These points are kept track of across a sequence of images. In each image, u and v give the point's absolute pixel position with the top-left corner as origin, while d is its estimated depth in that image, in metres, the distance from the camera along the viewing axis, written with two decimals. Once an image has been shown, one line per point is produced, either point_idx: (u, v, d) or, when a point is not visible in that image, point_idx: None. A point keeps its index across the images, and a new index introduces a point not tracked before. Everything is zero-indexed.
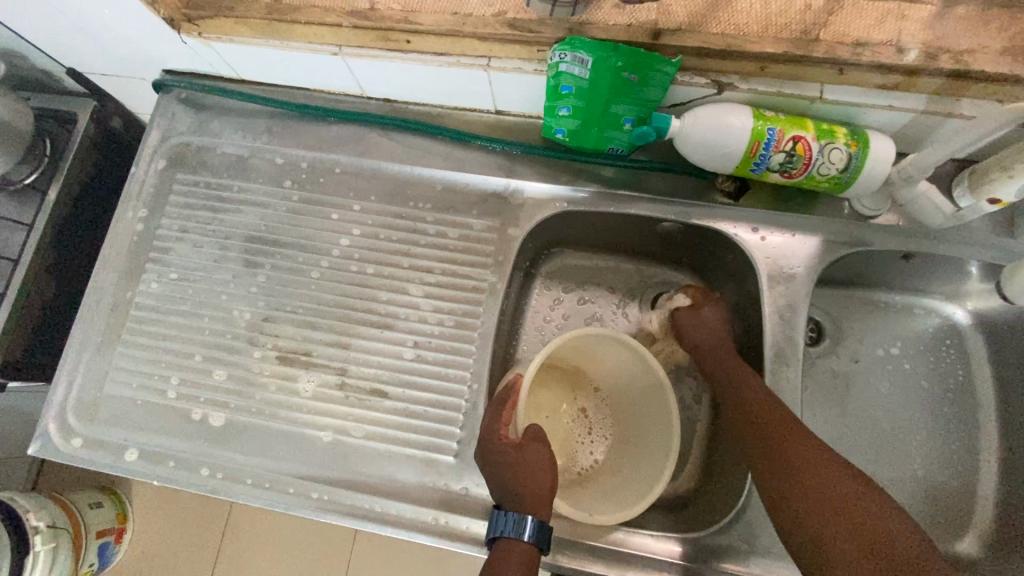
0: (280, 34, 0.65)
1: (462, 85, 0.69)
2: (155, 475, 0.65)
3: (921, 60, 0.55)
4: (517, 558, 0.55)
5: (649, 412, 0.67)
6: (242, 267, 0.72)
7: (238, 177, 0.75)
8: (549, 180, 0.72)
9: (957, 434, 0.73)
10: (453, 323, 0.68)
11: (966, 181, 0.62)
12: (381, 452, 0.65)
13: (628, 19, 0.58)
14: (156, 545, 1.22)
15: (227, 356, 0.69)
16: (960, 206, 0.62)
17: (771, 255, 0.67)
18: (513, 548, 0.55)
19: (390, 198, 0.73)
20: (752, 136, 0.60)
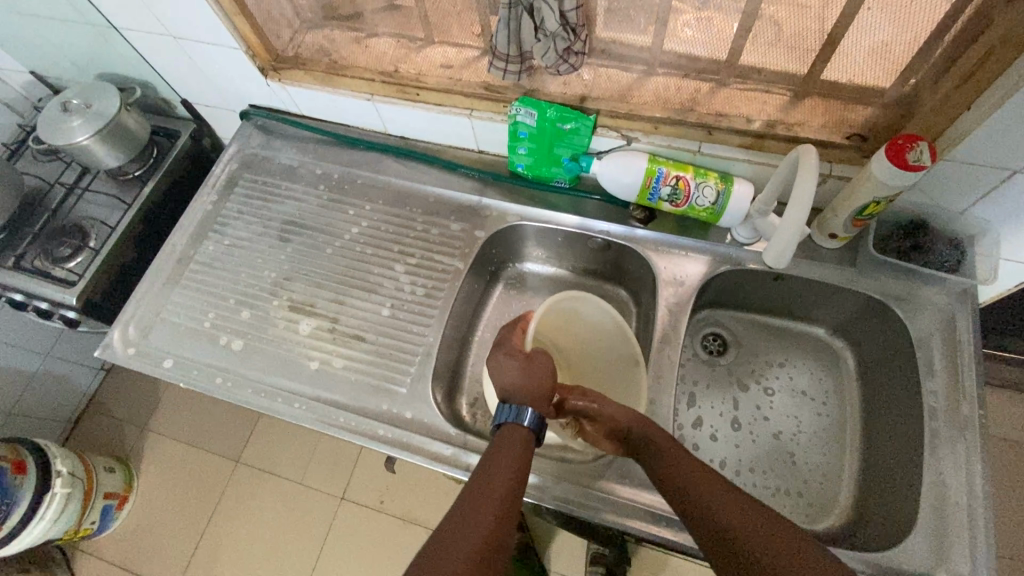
0: (334, 83, 0.95)
1: (453, 128, 0.96)
2: (183, 378, 0.86)
3: (762, 129, 0.78)
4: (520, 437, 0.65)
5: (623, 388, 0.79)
6: (277, 240, 0.97)
7: (287, 180, 1.03)
8: (510, 200, 0.96)
9: (829, 435, 0.86)
10: (424, 293, 0.90)
11: (816, 221, 0.83)
12: (352, 381, 0.84)
13: (565, 89, 0.85)
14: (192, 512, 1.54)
15: (253, 300, 0.92)
16: (814, 239, 0.84)
17: (670, 267, 0.88)
18: (515, 431, 0.65)
19: (392, 203, 0.98)
20: (646, 173, 0.84)
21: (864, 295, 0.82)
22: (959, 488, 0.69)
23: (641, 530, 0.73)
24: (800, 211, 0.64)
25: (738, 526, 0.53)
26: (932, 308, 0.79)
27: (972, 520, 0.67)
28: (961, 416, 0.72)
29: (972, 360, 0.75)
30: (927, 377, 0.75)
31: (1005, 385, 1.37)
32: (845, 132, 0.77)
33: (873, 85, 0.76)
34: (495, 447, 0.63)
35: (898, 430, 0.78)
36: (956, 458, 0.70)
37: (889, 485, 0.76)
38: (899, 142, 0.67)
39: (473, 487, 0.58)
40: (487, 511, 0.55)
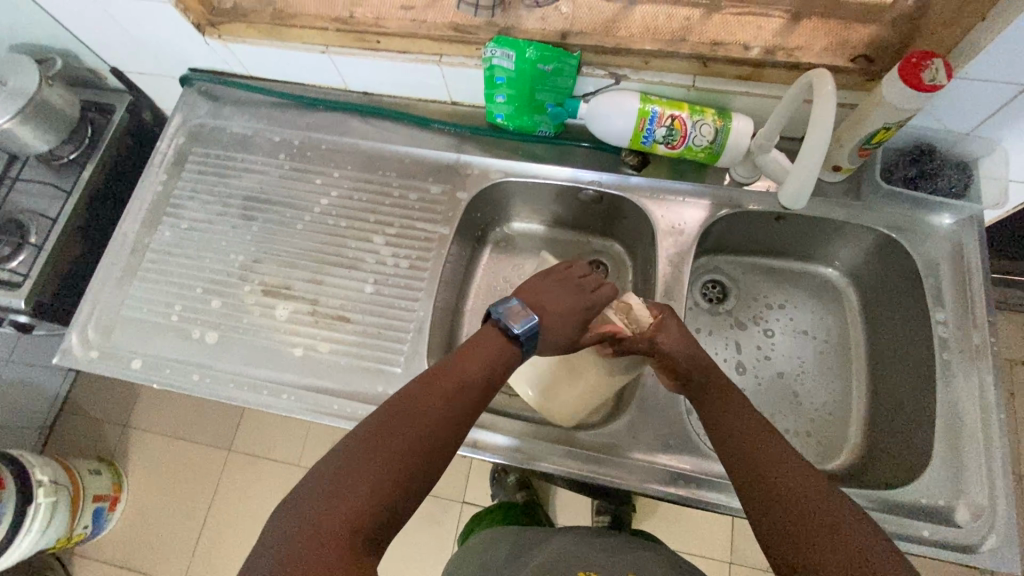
0: (282, 36, 0.84)
1: (422, 79, 0.87)
2: (155, 379, 0.79)
3: (761, 56, 0.72)
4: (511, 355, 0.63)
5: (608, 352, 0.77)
6: (239, 219, 0.88)
7: (243, 151, 0.93)
8: (491, 155, 0.89)
9: (835, 373, 0.85)
10: (408, 264, 0.83)
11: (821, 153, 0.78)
12: (342, 365, 0.78)
13: (543, 25, 0.76)
14: (190, 506, 1.50)
15: (222, 287, 0.84)
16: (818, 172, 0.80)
17: (667, 216, 0.83)
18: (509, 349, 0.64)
19: (363, 168, 0.90)
20: (638, 115, 0.77)
21: (868, 227, 0.79)
22: (973, 419, 0.68)
23: (656, 489, 0.71)
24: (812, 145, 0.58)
25: (792, 491, 0.53)
26: (937, 235, 0.77)
27: (985, 449, 0.67)
28: (971, 346, 0.71)
29: (980, 287, 0.73)
30: (935, 308, 0.73)
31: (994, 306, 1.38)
32: (850, 52, 0.71)
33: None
34: (471, 348, 0.62)
35: (906, 364, 0.77)
36: (968, 389, 0.70)
37: (898, 420, 0.76)
38: (914, 60, 0.62)
39: (427, 384, 0.58)
40: (435, 411, 0.56)
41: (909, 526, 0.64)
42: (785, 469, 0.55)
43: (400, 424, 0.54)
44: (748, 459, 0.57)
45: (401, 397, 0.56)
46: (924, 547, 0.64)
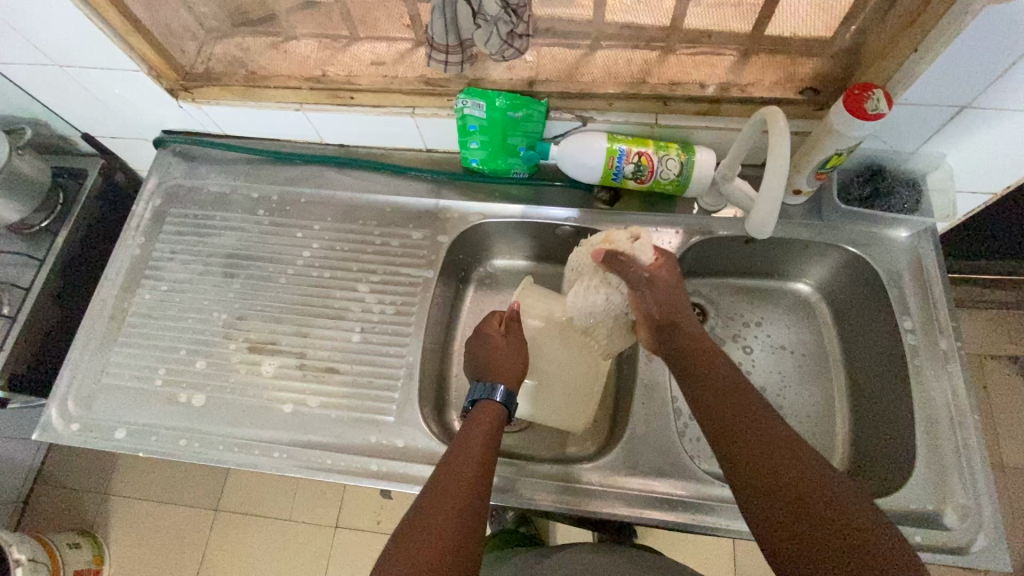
0: (256, 96, 0.86)
1: (397, 130, 0.89)
2: (141, 447, 0.78)
3: (717, 93, 0.77)
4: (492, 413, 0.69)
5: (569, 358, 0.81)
6: (221, 277, 0.88)
7: (221, 209, 0.94)
8: (469, 198, 0.91)
9: (817, 385, 0.87)
10: (394, 310, 0.84)
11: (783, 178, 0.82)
12: (333, 417, 0.78)
13: (510, 75, 0.80)
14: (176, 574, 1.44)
15: (207, 348, 0.84)
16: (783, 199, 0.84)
17: None
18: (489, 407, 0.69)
19: (343, 219, 0.91)
20: (607, 153, 0.81)
21: (831, 244, 0.83)
22: (950, 422, 0.71)
23: (656, 517, 0.71)
24: (773, 171, 0.61)
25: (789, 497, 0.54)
26: (896, 247, 0.81)
27: (965, 450, 0.70)
28: (940, 351, 0.75)
29: (942, 294, 0.78)
30: (902, 317, 0.77)
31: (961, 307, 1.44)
32: (798, 85, 0.76)
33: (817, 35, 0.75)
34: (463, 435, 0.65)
35: (882, 372, 0.80)
36: (943, 393, 0.73)
37: (880, 428, 0.78)
38: (855, 93, 0.66)
39: (439, 481, 0.60)
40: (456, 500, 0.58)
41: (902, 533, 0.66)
42: (788, 464, 0.56)
43: (426, 533, 0.55)
44: (749, 453, 0.57)
45: (419, 507, 0.58)
46: (919, 553, 0.65)
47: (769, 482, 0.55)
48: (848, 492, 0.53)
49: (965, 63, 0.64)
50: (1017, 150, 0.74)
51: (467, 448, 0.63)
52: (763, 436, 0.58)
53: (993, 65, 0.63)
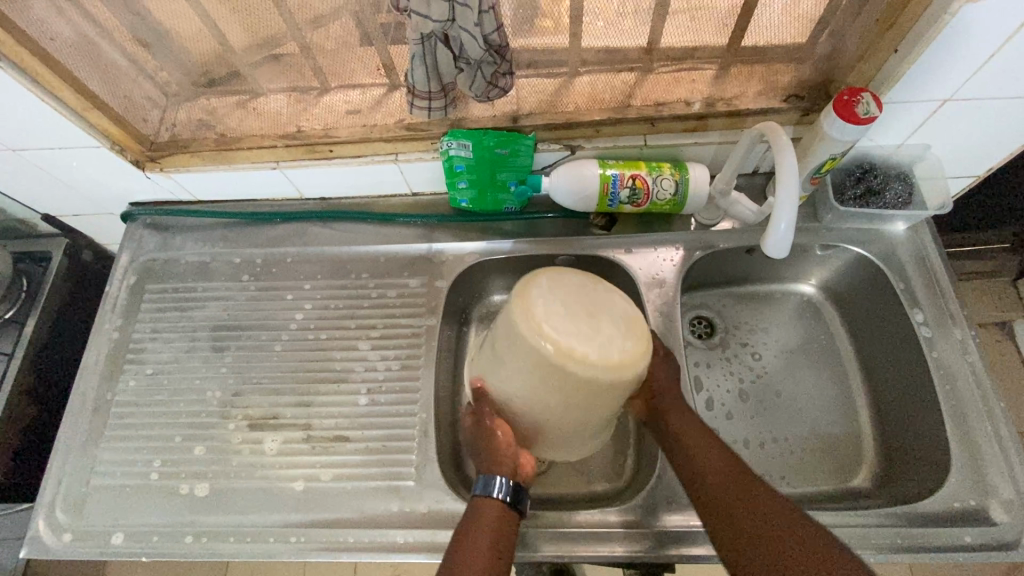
0: (229, 160, 0.82)
1: (381, 177, 0.87)
2: (142, 551, 0.71)
3: (703, 109, 0.76)
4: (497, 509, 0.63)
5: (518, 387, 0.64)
6: (210, 352, 0.83)
7: (202, 280, 0.89)
8: (462, 239, 0.88)
9: (834, 384, 0.86)
10: (399, 366, 0.80)
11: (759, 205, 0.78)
12: (349, 489, 0.73)
13: (493, 112, 0.79)
14: None
15: (205, 431, 0.78)
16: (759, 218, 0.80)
17: (645, 267, 0.85)
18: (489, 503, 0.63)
19: (334, 275, 0.87)
20: (600, 180, 0.79)
21: (832, 243, 0.82)
22: (978, 412, 0.71)
23: (703, 553, 0.68)
24: (785, 182, 0.60)
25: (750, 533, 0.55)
26: (895, 240, 0.81)
27: (998, 439, 0.69)
28: (955, 339, 0.75)
29: (947, 283, 0.78)
30: (913, 310, 0.77)
31: None
32: (781, 94, 0.76)
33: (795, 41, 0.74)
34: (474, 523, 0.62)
35: (901, 367, 0.79)
36: (966, 381, 0.73)
37: (908, 425, 0.77)
38: (845, 98, 0.65)
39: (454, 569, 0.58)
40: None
41: (954, 535, 0.64)
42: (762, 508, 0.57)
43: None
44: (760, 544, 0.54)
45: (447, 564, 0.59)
46: (973, 554, 0.64)
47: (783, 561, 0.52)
48: (815, 544, 0.53)
49: (951, 55, 0.64)
50: (1012, 127, 0.73)
51: (483, 517, 0.62)
52: (774, 523, 0.55)
53: (978, 53, 0.63)
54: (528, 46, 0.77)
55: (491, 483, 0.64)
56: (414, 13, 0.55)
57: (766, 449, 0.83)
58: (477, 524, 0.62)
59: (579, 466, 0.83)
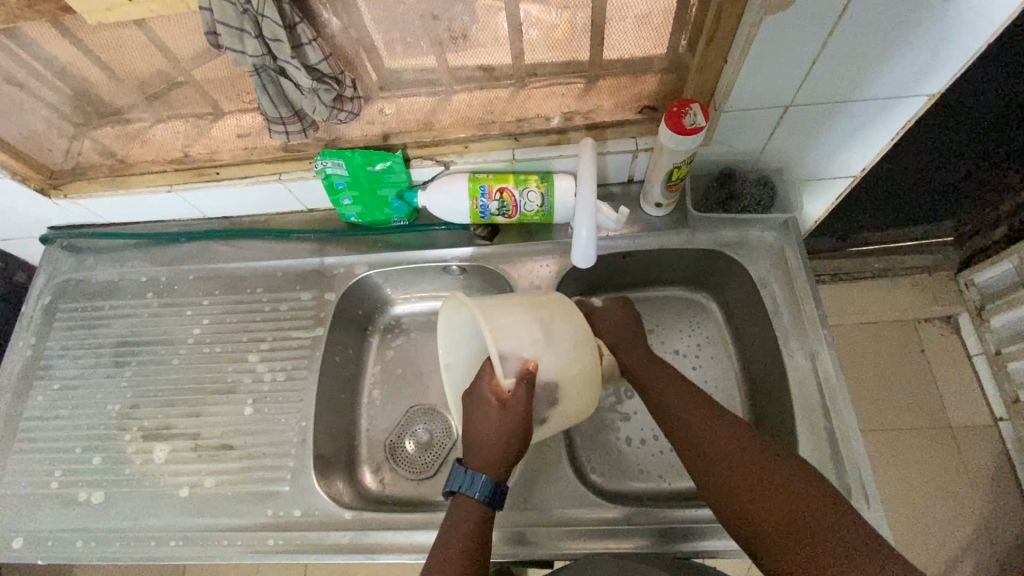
0: (125, 185, 0.88)
1: (273, 197, 0.91)
2: (38, 555, 0.77)
3: (561, 123, 0.79)
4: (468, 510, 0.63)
5: (513, 326, 0.67)
6: (113, 367, 0.88)
7: (111, 298, 0.94)
8: (353, 252, 0.92)
9: (714, 384, 0.88)
10: (284, 376, 0.84)
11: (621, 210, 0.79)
12: (230, 495, 0.77)
13: (364, 131, 0.82)
14: None
15: (102, 442, 0.83)
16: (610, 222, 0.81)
17: (523, 275, 0.88)
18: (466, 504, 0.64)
19: (231, 290, 0.92)
20: (469, 193, 0.83)
21: (702, 249, 0.85)
22: (825, 409, 0.73)
23: (550, 550, 0.73)
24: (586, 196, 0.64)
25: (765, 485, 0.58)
26: (764, 246, 0.83)
27: (846, 438, 0.71)
28: (810, 341, 0.77)
29: (808, 285, 0.80)
30: (775, 317, 0.79)
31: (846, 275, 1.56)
32: (638, 105, 0.79)
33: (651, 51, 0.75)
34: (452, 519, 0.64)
35: (769, 369, 0.81)
36: (817, 379, 0.75)
37: (773, 424, 0.79)
38: (674, 109, 0.68)
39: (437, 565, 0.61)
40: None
41: None
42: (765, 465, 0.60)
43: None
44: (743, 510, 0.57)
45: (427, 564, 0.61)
46: None
47: (758, 518, 0.56)
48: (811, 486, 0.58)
49: (770, 68, 0.66)
50: (864, 121, 0.75)
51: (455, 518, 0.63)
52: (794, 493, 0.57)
53: (799, 61, 0.65)
54: (396, 64, 0.79)
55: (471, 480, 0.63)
56: (228, 50, 0.58)
57: (645, 448, 0.86)
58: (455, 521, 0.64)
59: None
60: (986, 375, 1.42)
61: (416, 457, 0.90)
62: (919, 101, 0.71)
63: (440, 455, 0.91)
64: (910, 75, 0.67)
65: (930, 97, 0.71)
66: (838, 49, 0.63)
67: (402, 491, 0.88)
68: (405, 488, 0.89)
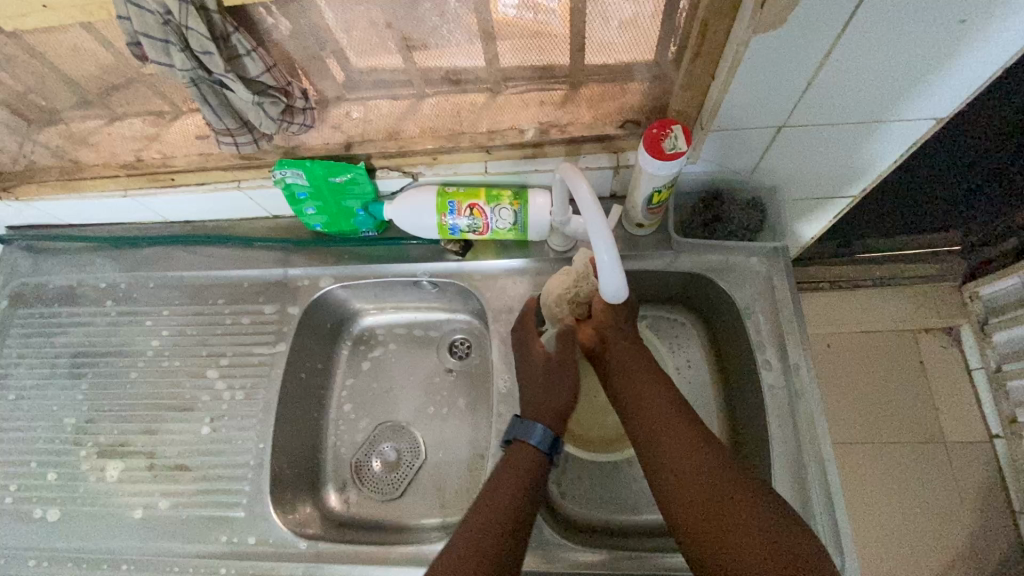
0: (77, 189, 0.83)
1: (233, 204, 0.87)
2: None
3: (536, 137, 0.73)
4: (527, 457, 0.66)
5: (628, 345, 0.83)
6: (69, 379, 0.85)
7: (69, 305, 0.91)
8: (316, 263, 0.87)
9: (695, 412, 0.83)
10: (242, 395, 0.81)
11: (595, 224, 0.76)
12: (182, 518, 0.75)
13: (324, 140, 0.76)
14: None
15: (58, 458, 0.81)
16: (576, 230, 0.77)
17: (496, 293, 0.84)
18: (525, 449, 0.66)
19: (191, 301, 0.88)
20: (438, 208, 0.78)
21: (686, 273, 0.80)
22: (807, 453, 0.69)
23: None
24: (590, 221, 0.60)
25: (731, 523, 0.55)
26: (750, 273, 0.78)
27: (824, 481, 0.68)
28: (795, 378, 0.72)
29: (794, 317, 0.75)
30: (759, 350, 0.75)
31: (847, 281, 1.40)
32: (619, 119, 0.73)
33: (641, 63, 0.68)
34: (503, 465, 0.66)
35: (752, 402, 0.76)
36: (799, 419, 0.71)
37: (751, 457, 0.75)
38: (653, 132, 0.64)
39: (487, 499, 0.62)
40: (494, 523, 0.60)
41: None
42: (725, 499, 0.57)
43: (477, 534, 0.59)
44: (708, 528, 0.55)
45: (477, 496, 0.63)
46: None
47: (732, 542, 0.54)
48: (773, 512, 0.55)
49: (764, 89, 0.60)
50: (864, 144, 0.69)
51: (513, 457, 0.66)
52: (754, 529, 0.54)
53: (793, 82, 0.59)
54: (360, 67, 0.69)
55: (536, 430, 0.67)
56: (155, 63, 0.57)
57: (616, 480, 0.80)
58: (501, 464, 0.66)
59: (429, 492, 0.83)
60: (983, 389, 1.29)
61: (381, 477, 0.85)
62: (930, 123, 0.65)
63: (407, 475, 0.85)
64: (916, 99, 0.61)
65: (938, 120, 0.64)
66: (838, 71, 0.57)
67: (367, 511, 0.84)
68: (370, 507, 0.84)
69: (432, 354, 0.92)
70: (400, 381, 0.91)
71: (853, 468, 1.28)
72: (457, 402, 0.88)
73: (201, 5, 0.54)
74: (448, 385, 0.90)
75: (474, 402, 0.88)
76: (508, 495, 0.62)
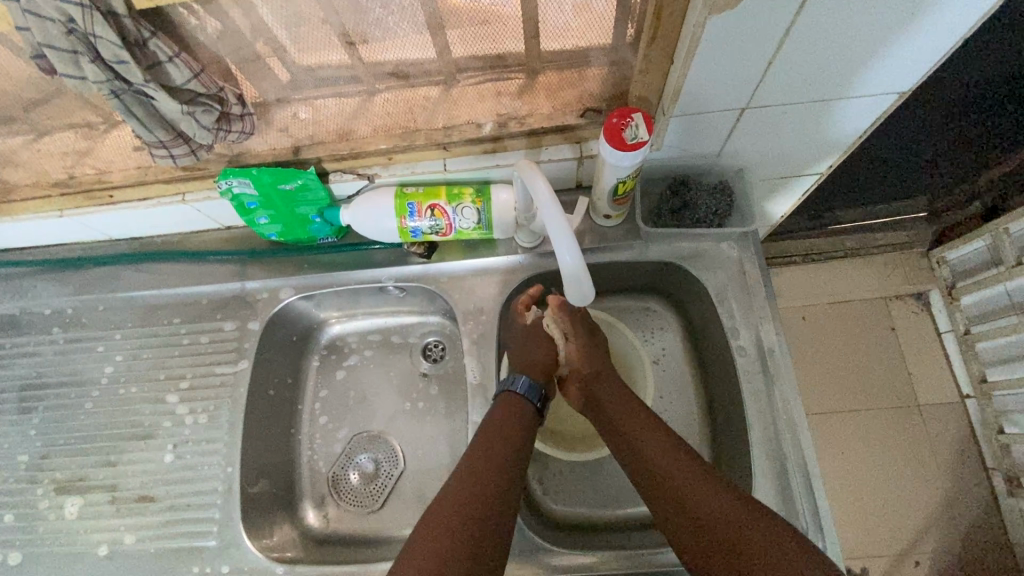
0: (9, 211, 0.78)
1: (181, 217, 0.82)
2: None
3: (494, 130, 0.70)
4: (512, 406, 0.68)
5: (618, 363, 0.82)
6: (19, 414, 0.81)
7: (14, 335, 0.85)
8: (275, 274, 0.83)
9: (674, 401, 0.82)
10: (206, 418, 0.78)
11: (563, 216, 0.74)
12: (150, 552, 0.72)
13: (269, 145, 0.72)
14: None
15: (13, 498, 0.77)
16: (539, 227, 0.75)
17: (465, 294, 0.81)
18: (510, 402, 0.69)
19: (144, 322, 0.84)
20: (397, 211, 0.75)
21: (657, 262, 0.79)
22: (785, 437, 0.69)
23: None
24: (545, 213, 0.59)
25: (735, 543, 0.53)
26: (721, 258, 0.77)
27: (804, 465, 0.67)
28: (770, 363, 0.72)
29: (766, 301, 0.74)
30: (733, 335, 0.74)
31: (819, 254, 1.40)
32: (579, 108, 0.71)
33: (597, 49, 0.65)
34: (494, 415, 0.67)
35: (728, 388, 0.75)
36: (777, 403, 0.70)
37: (730, 443, 0.75)
38: (614, 121, 0.61)
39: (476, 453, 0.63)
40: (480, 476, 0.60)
41: None
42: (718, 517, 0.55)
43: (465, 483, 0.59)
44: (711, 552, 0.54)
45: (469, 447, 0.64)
46: None
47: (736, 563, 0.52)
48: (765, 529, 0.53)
49: (723, 73, 0.58)
50: (828, 123, 0.68)
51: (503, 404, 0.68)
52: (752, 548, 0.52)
53: (752, 64, 0.57)
54: (301, 65, 0.63)
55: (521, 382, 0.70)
56: (65, 76, 0.53)
57: (599, 474, 0.79)
58: (497, 421, 0.66)
59: (409, 502, 0.81)
60: (954, 352, 1.31)
61: (360, 490, 0.83)
62: (892, 98, 0.64)
63: (386, 486, 0.82)
64: (878, 75, 0.59)
65: (900, 95, 0.63)
66: (796, 50, 0.55)
67: (348, 526, 0.81)
68: (350, 521, 0.81)
69: (404, 360, 0.89)
70: (373, 390, 0.88)
71: (832, 438, 1.30)
72: (433, 407, 0.86)
73: (108, 9, 0.49)
74: (423, 390, 0.87)
75: (450, 407, 0.85)
76: (494, 456, 0.62)
